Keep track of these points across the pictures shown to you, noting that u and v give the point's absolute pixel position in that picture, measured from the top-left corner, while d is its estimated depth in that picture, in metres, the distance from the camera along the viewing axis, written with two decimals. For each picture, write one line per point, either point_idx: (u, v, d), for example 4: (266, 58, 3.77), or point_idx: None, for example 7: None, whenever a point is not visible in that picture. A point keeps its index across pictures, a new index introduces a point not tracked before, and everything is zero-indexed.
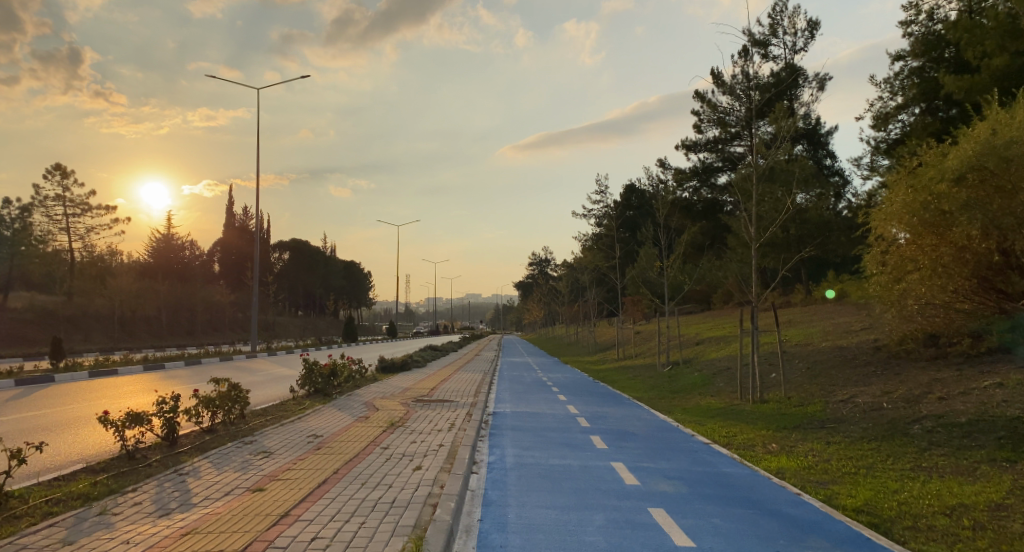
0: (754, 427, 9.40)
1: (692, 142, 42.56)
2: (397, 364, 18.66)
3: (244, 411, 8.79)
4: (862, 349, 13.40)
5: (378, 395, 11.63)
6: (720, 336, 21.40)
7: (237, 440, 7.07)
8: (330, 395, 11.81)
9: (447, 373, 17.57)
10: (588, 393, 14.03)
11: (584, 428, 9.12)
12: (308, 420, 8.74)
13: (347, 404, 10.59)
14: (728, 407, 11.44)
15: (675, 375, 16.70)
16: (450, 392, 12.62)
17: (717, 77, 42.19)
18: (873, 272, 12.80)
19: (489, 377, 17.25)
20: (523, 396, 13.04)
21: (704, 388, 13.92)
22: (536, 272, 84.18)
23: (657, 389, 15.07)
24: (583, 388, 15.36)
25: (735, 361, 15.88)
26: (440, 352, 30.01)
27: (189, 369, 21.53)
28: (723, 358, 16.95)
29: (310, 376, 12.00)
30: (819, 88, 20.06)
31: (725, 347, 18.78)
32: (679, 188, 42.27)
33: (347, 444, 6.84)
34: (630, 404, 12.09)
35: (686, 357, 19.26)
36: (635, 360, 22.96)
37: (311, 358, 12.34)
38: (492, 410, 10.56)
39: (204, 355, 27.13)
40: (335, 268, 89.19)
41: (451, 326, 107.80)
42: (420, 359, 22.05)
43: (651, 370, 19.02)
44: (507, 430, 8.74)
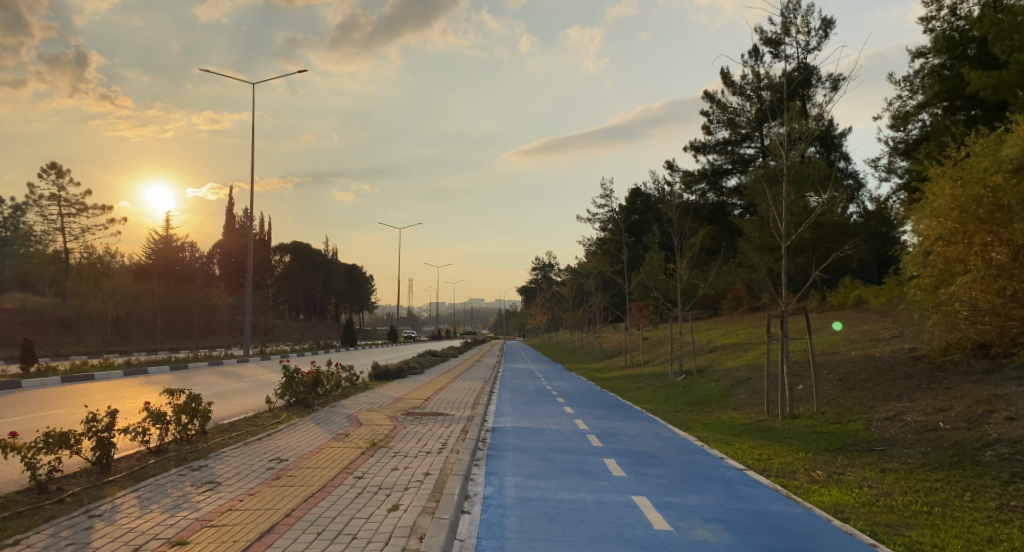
0: (790, 449, 8.20)
1: (700, 144, 41.55)
2: (392, 372, 17.52)
3: (204, 426, 7.68)
4: (898, 359, 12.21)
5: (363, 407, 10.47)
6: (735, 344, 20.20)
7: (184, 465, 5.93)
8: (312, 405, 10.68)
9: (445, 382, 16.43)
10: (598, 405, 12.83)
11: (596, 449, 7.94)
12: (279, 439, 7.61)
13: (328, 417, 9.45)
14: (755, 423, 10.28)
15: (690, 385, 15.52)
16: (445, 402, 11.49)
17: (726, 77, 41.05)
18: (912, 274, 11.63)
19: (490, 386, 16.14)
20: (526, 409, 11.87)
21: (724, 401, 12.75)
22: (539, 277, 83.20)
23: (671, 401, 13.93)
24: (591, 398, 14.20)
25: (754, 372, 14.70)
26: (440, 358, 28.83)
27: (173, 375, 20.43)
28: (740, 368, 15.79)
29: (291, 385, 10.90)
30: (834, 87, 19.07)
31: (741, 355, 17.60)
32: (687, 191, 41.31)
33: (314, 472, 5.69)
34: (644, 418, 10.90)
35: (700, 365, 18.07)
36: (644, 368, 21.76)
37: (293, 365, 11.25)
38: (490, 426, 9.40)
39: (193, 359, 26.05)
40: (337, 272, 88.22)
41: (453, 332, 106.91)
42: (417, 365, 20.98)
43: (661, 379, 17.86)
44: (507, 451, 7.58)
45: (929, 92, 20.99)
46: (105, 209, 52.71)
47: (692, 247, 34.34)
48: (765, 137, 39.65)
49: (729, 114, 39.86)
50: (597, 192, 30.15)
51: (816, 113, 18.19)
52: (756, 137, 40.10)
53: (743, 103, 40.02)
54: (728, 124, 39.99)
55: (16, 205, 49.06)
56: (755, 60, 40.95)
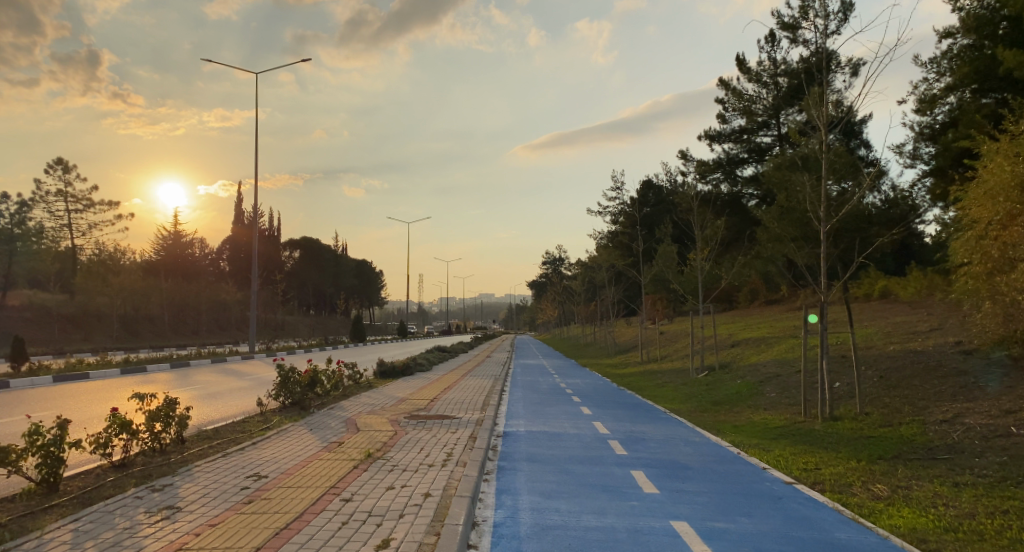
0: (838, 456, 7.26)
1: (715, 133, 40.45)
2: (398, 370, 16.72)
3: (181, 435, 6.85)
4: (945, 353, 11.20)
5: (363, 410, 9.62)
6: (758, 338, 19.21)
7: (145, 485, 5.07)
8: (308, 408, 9.87)
9: (454, 380, 15.55)
10: (617, 405, 11.94)
11: (620, 458, 7.05)
12: (264, 448, 6.76)
13: (323, 421, 8.60)
14: (792, 426, 9.35)
15: (713, 383, 14.58)
16: (453, 404, 10.62)
17: (743, 63, 40.00)
18: (961, 262, 10.66)
19: (501, 384, 15.25)
20: (541, 410, 10.97)
21: (754, 400, 11.83)
22: (550, 271, 82.46)
23: (695, 400, 13.02)
24: (609, 397, 13.31)
25: (784, 368, 13.74)
26: (449, 354, 28.00)
27: (173, 373, 19.71)
28: (767, 364, 14.83)
29: (287, 385, 10.09)
30: (854, 73, 18.09)
31: (767, 350, 16.66)
32: (701, 182, 40.18)
33: (295, 494, 4.84)
34: (671, 421, 10.00)
35: (722, 361, 17.11)
36: (662, 363, 20.82)
37: (288, 364, 10.42)
38: (501, 431, 8.50)
39: (195, 355, 25.36)
40: (347, 267, 87.60)
41: (464, 327, 106.31)
42: (425, 362, 20.15)
43: (682, 375, 16.95)
44: (521, 462, 6.70)
45: (954, 75, 18.67)
46: (112, 205, 52.24)
47: (709, 237, 33.35)
48: (783, 124, 38.66)
49: (745, 101, 38.80)
50: (608, 185, 29.51)
51: (834, 100, 17.38)
52: (774, 125, 39.11)
53: (760, 91, 38.98)
54: (744, 112, 38.90)
55: (23, 201, 48.73)
56: (772, 46, 39.89)
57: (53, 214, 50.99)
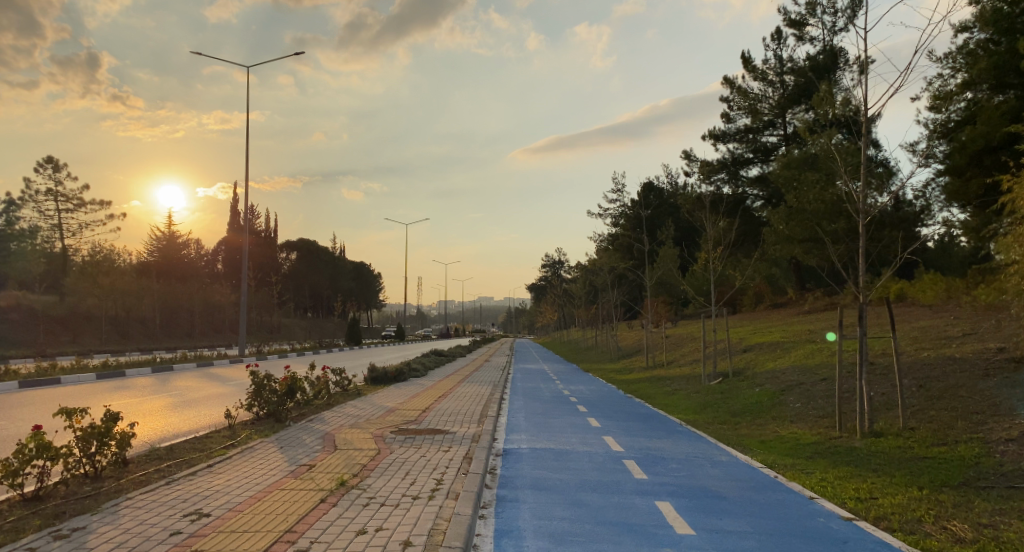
0: (892, 482, 6.20)
1: (719, 132, 39.47)
2: (390, 376, 15.71)
3: (124, 456, 5.79)
4: (989, 361, 10.13)
5: (345, 423, 8.57)
6: (772, 343, 18.18)
7: (49, 530, 3.97)
8: (283, 420, 8.84)
9: (449, 387, 14.52)
10: (625, 417, 10.89)
11: (641, 485, 6.00)
12: (218, 473, 5.66)
13: (295, 437, 7.51)
14: (828, 442, 8.29)
15: (728, 391, 13.53)
16: (447, 415, 9.59)
17: (748, 62, 39.25)
18: (1010, 260, 9.58)
19: (500, 392, 14.18)
20: (543, 423, 9.88)
21: (776, 411, 10.81)
22: (549, 274, 81.63)
23: (711, 410, 12.00)
24: (617, 407, 12.26)
25: (806, 375, 12.68)
26: (446, 358, 26.96)
27: (153, 378, 18.71)
28: (787, 371, 13.77)
29: (262, 394, 9.10)
30: (862, 70, 17.25)
31: (784, 356, 15.63)
32: (705, 183, 38.89)
33: (237, 544, 3.76)
34: (691, 437, 8.95)
35: (735, 368, 16.06)
36: (669, 369, 19.77)
37: (263, 372, 9.39)
38: (500, 449, 7.44)
39: (179, 359, 24.36)
40: (345, 269, 86.54)
41: (462, 330, 105.25)
42: (420, 366, 19.19)
43: (693, 382, 15.92)
44: (524, 491, 5.65)
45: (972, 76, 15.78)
46: (103, 204, 51.16)
47: (716, 239, 32.31)
48: (789, 123, 37.80)
49: (750, 100, 37.90)
50: (610, 185, 28.53)
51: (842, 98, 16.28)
52: (779, 124, 38.16)
53: (766, 89, 38.15)
54: (749, 111, 37.98)
55: (12, 200, 47.76)
56: (778, 44, 39.15)
57: (43, 214, 49.97)
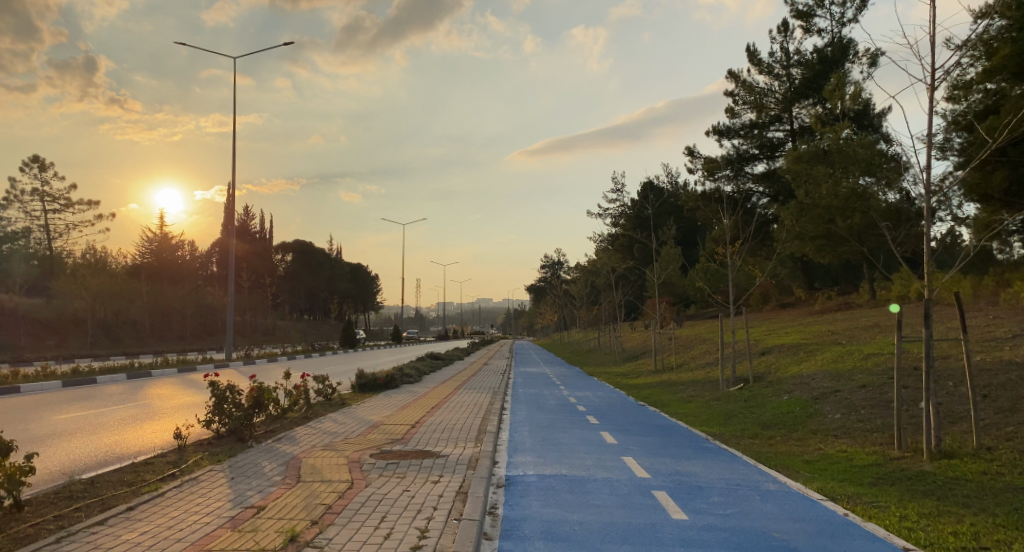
0: (1000, 527, 4.86)
1: (724, 127, 38.21)
2: (380, 382, 14.42)
3: (18, 498, 4.44)
4: None
5: (319, 444, 7.23)
6: (792, 345, 16.91)
7: None
8: (245, 440, 7.51)
9: (444, 395, 13.17)
10: (642, 431, 9.60)
11: (684, 533, 4.66)
12: (133, 523, 4.30)
13: (252, 463, 6.13)
14: (890, 465, 6.97)
15: (753, 399, 12.23)
16: (438, 431, 8.26)
17: (753, 55, 38.04)
18: None
19: (500, 400, 12.85)
20: (550, 440, 8.59)
21: (814, 423, 9.52)
22: (548, 274, 80.61)
23: (736, 421, 10.73)
24: (631, 418, 10.94)
25: (841, 382, 11.36)
26: (442, 361, 25.69)
27: (126, 385, 17.38)
28: (816, 377, 12.46)
29: (221, 408, 7.78)
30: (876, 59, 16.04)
31: (809, 360, 14.35)
32: (709, 180, 37.57)
33: None
34: (723, 458, 7.63)
35: (755, 372, 14.74)
36: (681, 373, 18.46)
37: (225, 382, 8.06)
38: (503, 480, 6.08)
39: (160, 364, 23.03)
40: (342, 271, 85.29)
41: (461, 332, 104.16)
42: (413, 371, 17.93)
43: (709, 388, 14.64)
44: (536, 544, 4.32)
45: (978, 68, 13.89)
46: (92, 205, 49.66)
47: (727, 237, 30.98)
48: (796, 118, 36.61)
49: (756, 95, 36.66)
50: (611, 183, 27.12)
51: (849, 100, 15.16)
52: (786, 119, 36.91)
53: (771, 83, 36.96)
54: (754, 106, 36.74)
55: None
56: (784, 37, 37.99)
57: (29, 215, 48.59)
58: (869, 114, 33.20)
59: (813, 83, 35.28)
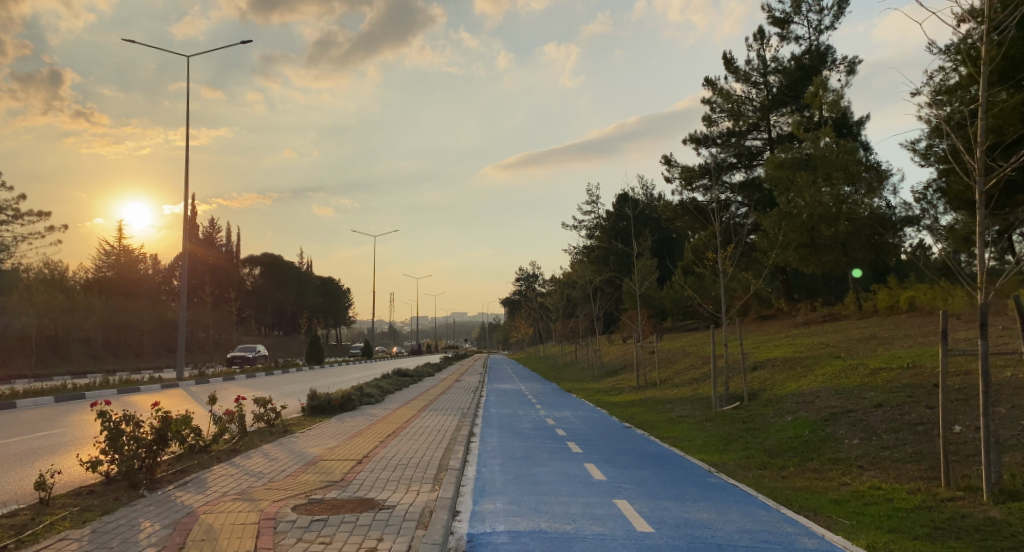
0: None
1: (702, 136, 37.25)
2: (334, 404, 12.82)
3: None
4: None
5: (232, 493, 5.66)
6: (786, 358, 15.65)
7: None
8: (142, 484, 5.94)
9: (407, 418, 11.67)
10: (631, 462, 8.22)
11: None
12: None
13: (127, 526, 4.58)
14: (944, 510, 5.62)
15: (752, 421, 10.92)
16: (389, 470, 6.75)
17: (730, 63, 37.44)
18: None
19: (469, 424, 11.33)
20: (525, 477, 7.12)
21: (830, 450, 8.21)
22: (524, 287, 79.38)
23: (738, 447, 9.38)
24: (618, 445, 9.51)
25: (851, 400, 10.10)
26: (410, 377, 24.12)
27: (52, 409, 15.55)
28: (820, 395, 11.19)
29: (114, 442, 6.17)
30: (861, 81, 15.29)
31: (808, 375, 13.09)
32: (686, 191, 36.56)
33: None
34: (736, 502, 6.22)
35: (750, 390, 13.45)
36: (666, 390, 17.16)
37: (121, 412, 6.48)
38: (465, 545, 4.59)
39: (101, 384, 21.09)
40: (312, 285, 83.06)
41: (436, 347, 102.17)
42: (375, 390, 16.31)
43: (700, 407, 13.33)
44: None
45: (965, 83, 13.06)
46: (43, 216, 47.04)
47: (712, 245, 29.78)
48: (774, 126, 35.93)
49: (733, 103, 35.83)
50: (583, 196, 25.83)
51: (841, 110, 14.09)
52: (764, 127, 36.16)
53: (749, 91, 36.27)
54: (732, 114, 35.88)
55: None
56: (761, 45, 37.49)
57: None
58: (848, 122, 32.65)
59: (791, 91, 34.77)
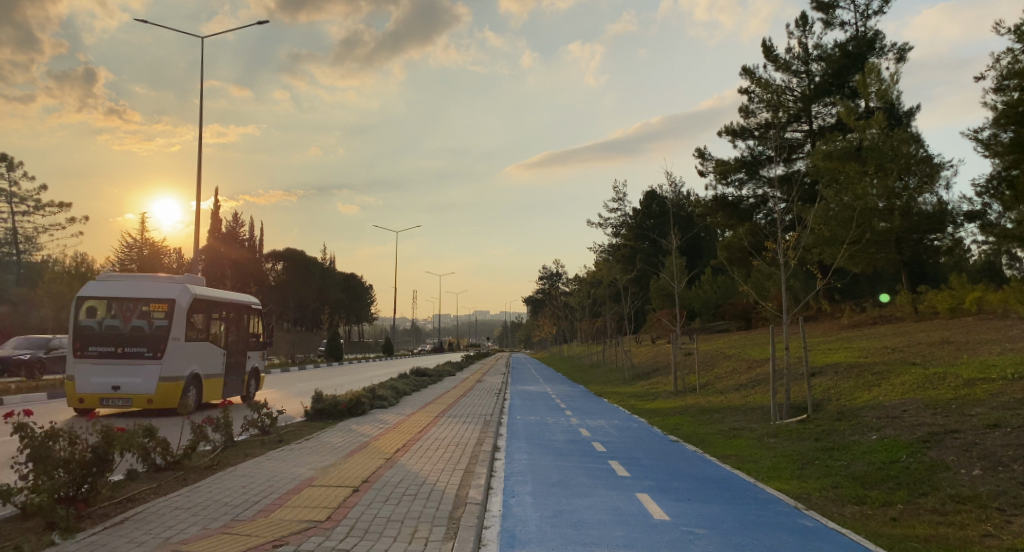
0: None
1: (738, 127, 35.26)
2: (340, 408, 11.36)
3: None
4: None
5: (173, 543, 4.19)
6: (848, 364, 13.91)
7: None
8: (63, 526, 4.48)
9: (421, 429, 10.11)
10: (693, 493, 6.65)
11: None
12: None
13: None
14: None
15: (828, 439, 9.24)
16: (391, 504, 5.26)
17: (770, 51, 35.45)
18: None
19: (490, 436, 9.71)
20: (565, 514, 5.59)
21: (942, 485, 6.55)
22: (547, 286, 77.79)
23: (818, 473, 7.74)
24: (670, 467, 7.93)
25: (952, 418, 8.37)
26: (429, 377, 22.66)
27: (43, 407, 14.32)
28: (907, 408, 9.47)
29: (38, 461, 4.72)
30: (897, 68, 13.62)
31: (882, 385, 11.36)
32: (720, 184, 34.13)
33: None
34: None
35: (814, 400, 11.76)
36: (709, 397, 15.50)
37: (50, 423, 5.01)
38: None
39: None
40: (335, 281, 82.26)
41: (458, 345, 100.86)
42: (390, 392, 14.85)
43: (756, 419, 11.67)
44: None
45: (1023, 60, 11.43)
46: (64, 207, 46.56)
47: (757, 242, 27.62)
48: (816, 117, 33.91)
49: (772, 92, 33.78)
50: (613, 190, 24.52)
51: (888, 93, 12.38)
52: (804, 118, 34.12)
53: (789, 81, 34.19)
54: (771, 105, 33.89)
55: None
56: (803, 32, 35.45)
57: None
58: (898, 113, 30.54)
59: (836, 79, 32.74)
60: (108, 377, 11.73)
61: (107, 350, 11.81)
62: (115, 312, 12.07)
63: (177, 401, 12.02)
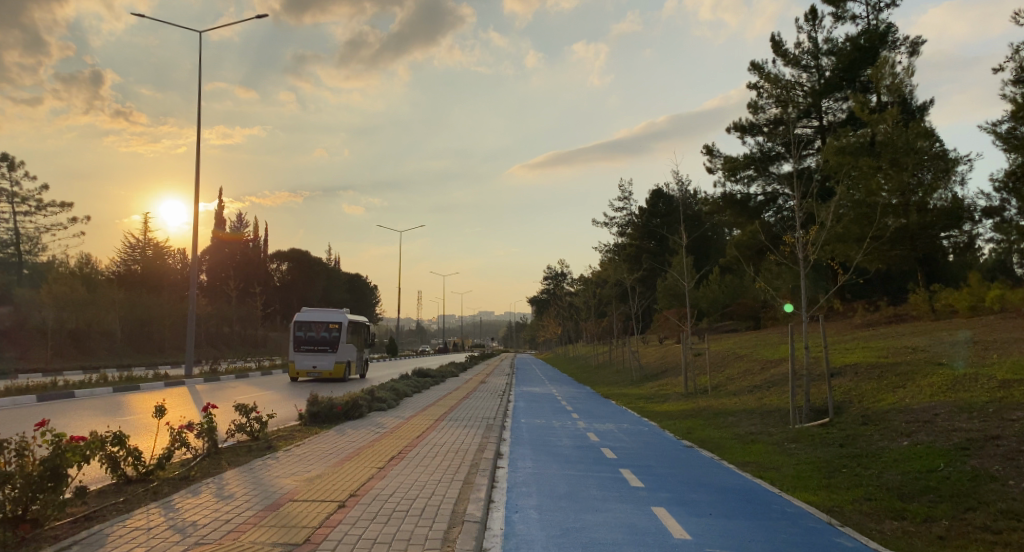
0: None
1: (747, 124, 34.57)
2: (335, 412, 10.77)
3: None
4: None
5: None
6: (868, 365, 13.26)
7: None
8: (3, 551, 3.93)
9: (420, 434, 9.52)
10: (715, 506, 6.05)
11: None
12: None
13: None
14: None
15: (856, 445, 8.62)
16: (379, 523, 4.69)
17: (778, 46, 34.76)
18: None
19: (492, 441, 9.10)
20: (575, 532, 4.99)
21: (989, 498, 5.95)
22: (552, 286, 77.14)
23: (848, 482, 7.15)
24: (687, 477, 7.31)
25: (990, 423, 7.75)
26: (432, 379, 22.09)
27: (31, 411, 13.82)
28: (939, 412, 8.83)
29: None
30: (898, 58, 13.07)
31: (908, 387, 10.70)
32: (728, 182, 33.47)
33: None
34: None
35: (835, 402, 11.12)
36: (721, 399, 14.89)
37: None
38: None
39: (100, 382, 19.41)
40: (340, 281, 81.85)
41: (462, 345, 100.19)
42: (390, 395, 14.28)
43: (774, 423, 11.04)
44: None
45: None
46: (66, 207, 46.23)
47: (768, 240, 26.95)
48: (827, 113, 33.23)
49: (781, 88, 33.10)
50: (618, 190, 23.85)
51: None
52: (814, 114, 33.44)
53: (799, 76, 33.51)
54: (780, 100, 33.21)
55: None
56: (813, 26, 34.79)
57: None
58: (910, 107, 29.85)
59: (846, 74, 32.07)
60: (312, 362, 23.20)
61: (310, 348, 23.18)
62: (311, 328, 23.38)
63: (346, 374, 23.49)
